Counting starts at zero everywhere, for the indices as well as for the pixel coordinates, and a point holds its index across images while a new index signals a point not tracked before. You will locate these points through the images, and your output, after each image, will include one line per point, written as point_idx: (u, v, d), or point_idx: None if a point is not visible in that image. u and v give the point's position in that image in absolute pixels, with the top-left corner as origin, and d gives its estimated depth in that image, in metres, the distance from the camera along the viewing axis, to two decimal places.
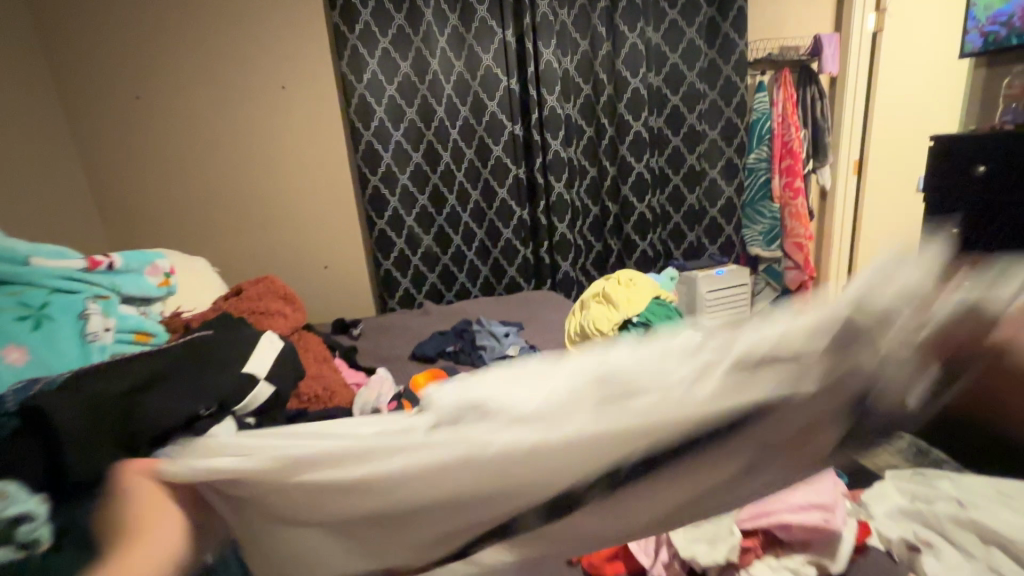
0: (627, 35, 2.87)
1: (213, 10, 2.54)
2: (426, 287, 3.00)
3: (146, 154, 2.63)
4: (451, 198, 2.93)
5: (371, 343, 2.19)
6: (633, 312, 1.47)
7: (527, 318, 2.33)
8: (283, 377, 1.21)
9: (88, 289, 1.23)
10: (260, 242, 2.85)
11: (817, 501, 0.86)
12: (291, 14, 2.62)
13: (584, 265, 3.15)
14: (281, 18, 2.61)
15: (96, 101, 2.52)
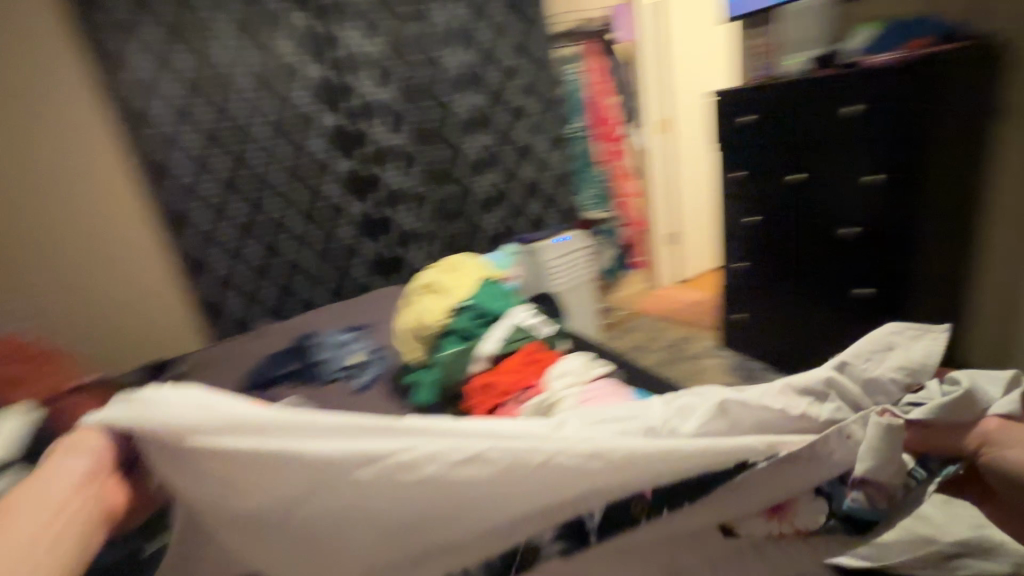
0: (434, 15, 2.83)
1: None
2: (265, 303, 2.74)
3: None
4: (274, 204, 2.65)
5: (199, 377, 1.94)
6: (462, 298, 1.45)
7: (375, 318, 2.22)
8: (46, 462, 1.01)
9: None
10: (50, 285, 2.40)
11: None
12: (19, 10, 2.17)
13: (435, 253, 3.07)
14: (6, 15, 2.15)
15: None
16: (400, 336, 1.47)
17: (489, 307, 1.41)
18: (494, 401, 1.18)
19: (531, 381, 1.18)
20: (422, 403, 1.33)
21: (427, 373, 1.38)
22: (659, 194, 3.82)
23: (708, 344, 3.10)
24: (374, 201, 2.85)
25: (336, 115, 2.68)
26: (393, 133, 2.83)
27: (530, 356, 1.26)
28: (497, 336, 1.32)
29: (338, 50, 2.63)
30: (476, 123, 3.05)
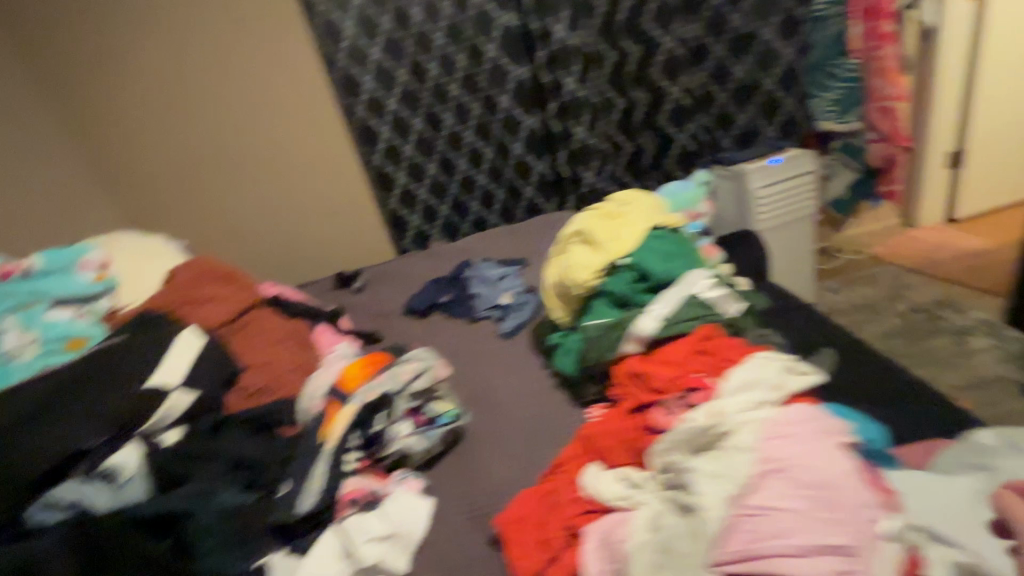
0: None
1: None
2: (441, 219, 2.72)
3: (90, 106, 2.16)
4: (450, 119, 2.50)
5: (373, 298, 2.00)
6: (620, 253, 1.12)
7: (533, 253, 2.02)
8: (210, 368, 1.06)
9: (11, 296, 1.17)
10: (245, 195, 2.40)
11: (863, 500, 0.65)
12: None
13: (613, 172, 2.70)
14: None
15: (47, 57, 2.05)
16: (546, 290, 1.24)
17: (655, 268, 1.09)
18: (648, 398, 0.94)
19: (698, 381, 0.90)
20: (560, 371, 1.18)
21: (572, 340, 1.18)
22: (950, 92, 2.66)
23: (984, 317, 2.18)
24: (548, 111, 2.54)
25: (512, 13, 2.35)
26: (573, 31, 2.40)
27: (701, 345, 0.97)
28: (661, 310, 1.02)
29: None
30: (675, 10, 2.43)
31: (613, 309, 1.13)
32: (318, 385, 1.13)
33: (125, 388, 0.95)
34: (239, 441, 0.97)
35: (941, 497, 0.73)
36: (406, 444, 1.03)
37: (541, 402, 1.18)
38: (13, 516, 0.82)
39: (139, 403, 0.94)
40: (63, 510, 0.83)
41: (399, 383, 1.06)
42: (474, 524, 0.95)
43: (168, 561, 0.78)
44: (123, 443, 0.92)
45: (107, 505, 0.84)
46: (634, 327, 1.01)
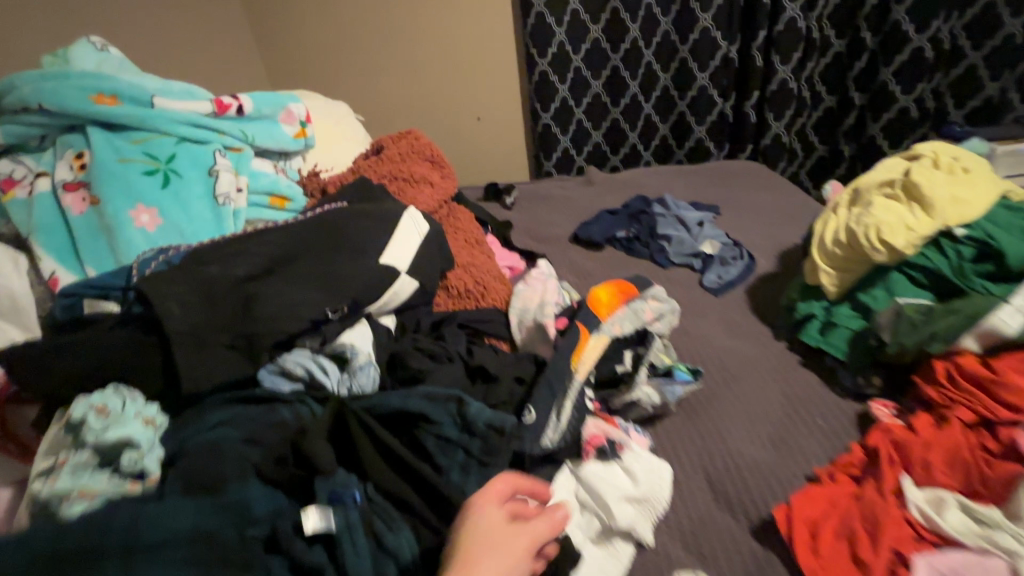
0: None
1: None
2: (588, 149, 2.23)
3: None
4: (633, 24, 1.96)
5: (527, 216, 1.79)
6: (960, 219, 0.86)
7: (719, 199, 1.72)
8: (429, 262, 0.93)
9: (217, 139, 1.04)
10: (399, 78, 2.12)
11: None
12: None
13: (804, 126, 2.17)
14: None
15: None
16: (816, 244, 1.01)
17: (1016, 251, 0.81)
18: (1003, 412, 0.71)
19: None
20: (812, 343, 0.98)
21: (842, 312, 0.96)
22: None
23: None
24: (753, 40, 1.95)
25: None
26: None
27: None
28: None
29: None
30: None
31: (920, 287, 0.89)
32: (536, 304, 0.97)
33: (357, 265, 0.84)
34: (464, 349, 0.85)
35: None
36: (647, 392, 0.86)
37: (782, 378, 0.98)
38: (248, 376, 0.73)
39: (376, 284, 0.84)
40: (293, 382, 0.74)
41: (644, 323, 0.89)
42: (723, 506, 0.79)
43: (415, 462, 0.66)
44: (355, 322, 0.81)
45: (339, 387, 0.74)
46: (990, 321, 0.76)
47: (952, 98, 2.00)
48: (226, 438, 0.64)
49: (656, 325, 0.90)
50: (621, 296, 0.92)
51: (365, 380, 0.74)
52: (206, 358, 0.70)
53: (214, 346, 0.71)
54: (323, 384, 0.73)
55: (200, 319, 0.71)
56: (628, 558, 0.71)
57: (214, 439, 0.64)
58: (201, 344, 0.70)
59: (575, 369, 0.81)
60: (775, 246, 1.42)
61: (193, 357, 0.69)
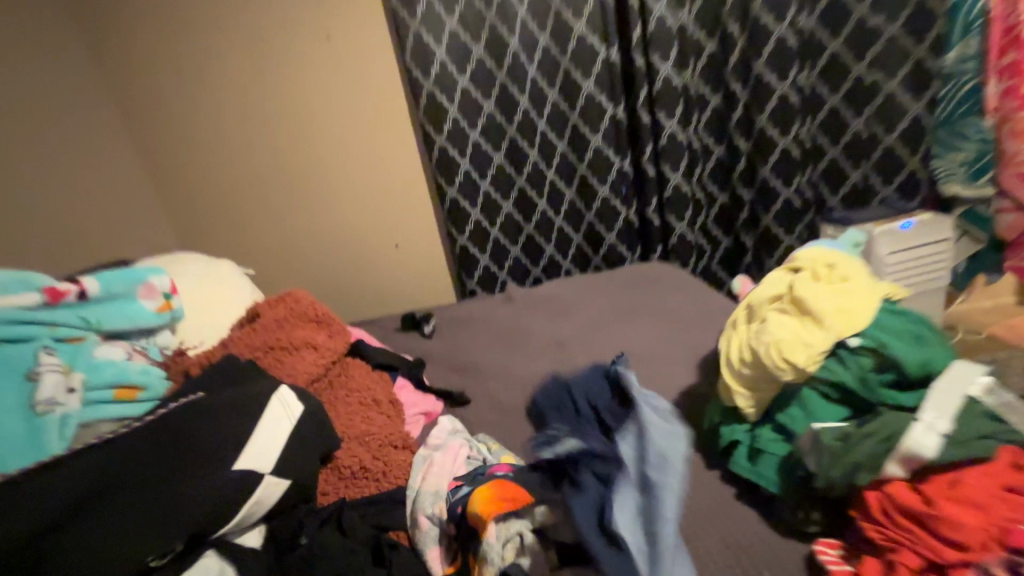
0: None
1: None
2: (507, 264, 2.32)
3: (131, 85, 1.97)
4: (532, 150, 2.17)
5: (449, 344, 1.69)
6: (849, 328, 0.84)
7: (635, 307, 1.72)
8: (306, 452, 0.81)
9: (47, 332, 0.89)
10: (297, 204, 2.17)
11: None
12: None
13: (705, 223, 2.37)
14: None
15: (129, 53, 1.93)
16: (726, 367, 0.96)
17: (903, 355, 0.80)
18: (946, 552, 0.64)
19: None
20: (743, 473, 0.89)
21: (766, 436, 0.89)
22: None
23: None
24: (642, 154, 2.21)
25: (615, 48, 2.06)
26: (680, 69, 2.10)
27: (1014, 481, 0.67)
28: (941, 423, 0.72)
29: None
30: (794, 54, 2.07)
31: (786, 438, 0.88)
32: (432, 478, 0.87)
33: (205, 479, 0.70)
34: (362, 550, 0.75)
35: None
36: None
37: (721, 523, 0.88)
38: None
39: (190, 502, 0.68)
40: None
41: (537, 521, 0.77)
42: None
43: None
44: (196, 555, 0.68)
45: None
46: (910, 446, 0.70)
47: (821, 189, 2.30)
48: None
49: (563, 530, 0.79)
50: (508, 501, 0.76)
51: None
52: None
53: None
54: None
55: None
56: None
57: None
58: None
59: None
60: (694, 354, 1.41)
61: None
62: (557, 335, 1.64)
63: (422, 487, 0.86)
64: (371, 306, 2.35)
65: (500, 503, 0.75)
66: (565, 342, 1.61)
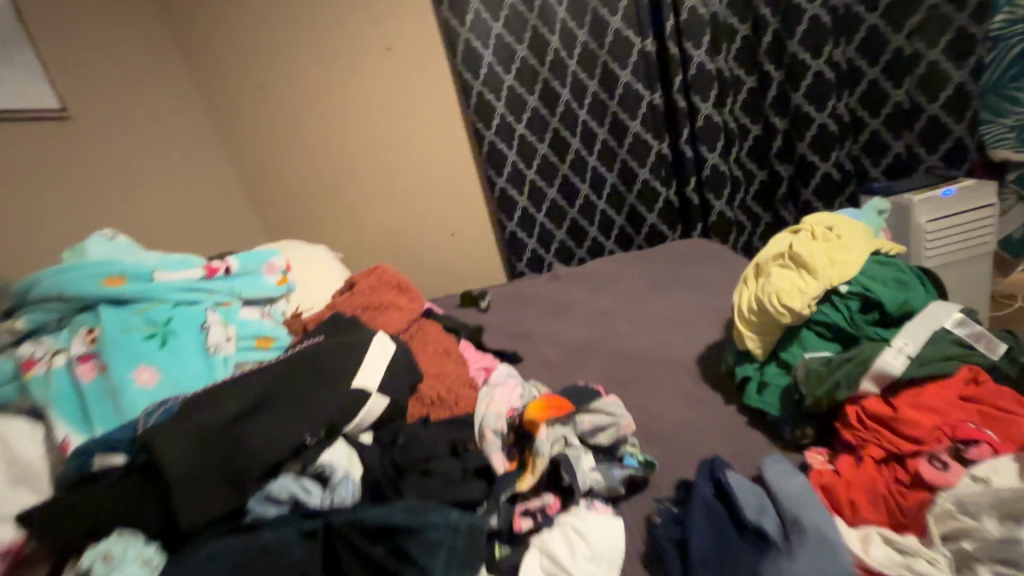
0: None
1: None
2: (554, 246, 2.53)
3: (230, 103, 2.33)
4: (575, 139, 2.36)
5: (503, 315, 1.93)
6: (839, 277, 1.00)
7: (670, 279, 1.89)
8: (398, 381, 1.06)
9: (207, 298, 1.19)
10: (366, 200, 2.46)
11: None
12: None
13: (744, 201, 2.45)
14: None
15: (230, 77, 2.30)
16: (736, 314, 1.13)
17: (886, 298, 0.96)
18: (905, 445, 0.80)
19: (980, 433, 0.76)
20: (750, 401, 1.07)
21: (771, 370, 1.06)
22: None
23: None
24: (678, 137, 2.34)
25: (649, 39, 2.21)
26: (712, 54, 2.21)
27: (967, 391, 0.82)
28: (909, 346, 0.88)
29: None
30: (828, 30, 2.12)
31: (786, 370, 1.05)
32: (495, 402, 1.09)
33: (334, 393, 0.95)
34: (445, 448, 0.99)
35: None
36: (595, 478, 0.94)
37: (731, 442, 1.06)
38: (238, 507, 0.81)
39: (326, 407, 0.92)
40: (278, 506, 0.83)
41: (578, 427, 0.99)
42: None
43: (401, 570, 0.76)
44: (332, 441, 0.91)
45: (320, 505, 0.83)
46: (880, 364, 0.87)
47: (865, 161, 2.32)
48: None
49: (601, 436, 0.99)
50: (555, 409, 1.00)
51: (346, 492, 0.85)
52: (205, 497, 0.78)
53: (214, 487, 0.79)
54: (307, 505, 0.83)
55: (196, 464, 0.80)
56: None
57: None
58: (202, 487, 0.79)
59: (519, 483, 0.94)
60: (723, 316, 1.57)
61: (191, 498, 0.78)
62: (599, 304, 1.84)
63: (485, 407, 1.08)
64: (430, 289, 2.62)
65: (548, 410, 1.00)
66: (606, 310, 1.80)
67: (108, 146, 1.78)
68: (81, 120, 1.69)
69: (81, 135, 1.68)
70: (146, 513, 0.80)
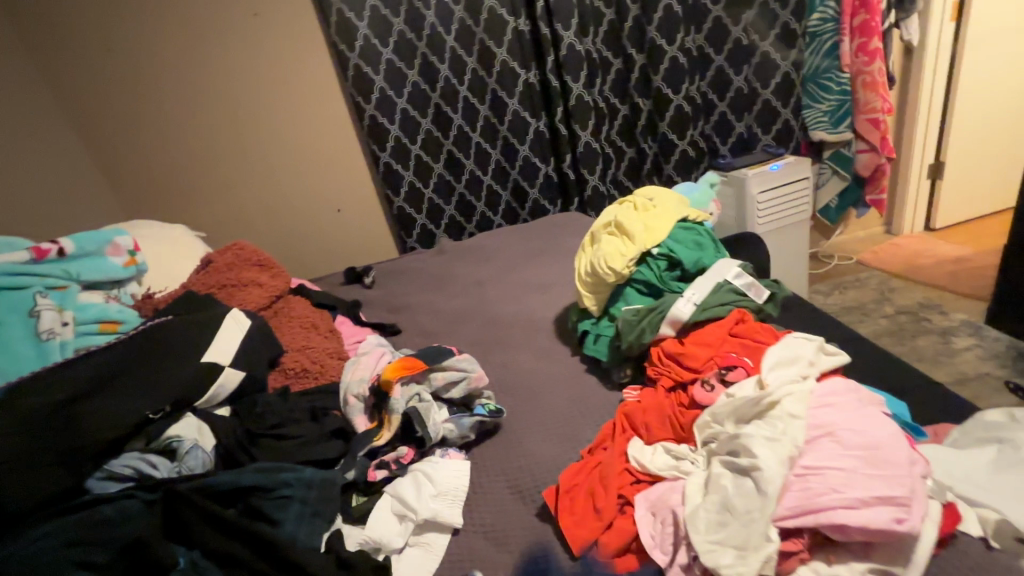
0: None
1: None
2: (443, 222, 2.58)
3: (64, 68, 2.04)
4: (457, 115, 2.40)
5: (385, 290, 1.96)
6: (653, 241, 1.18)
7: (545, 248, 2.03)
8: (254, 355, 1.08)
9: (37, 282, 1.11)
10: (243, 178, 2.33)
11: (881, 467, 0.69)
12: None
13: (616, 176, 2.60)
14: None
15: (64, 42, 2.01)
16: (575, 279, 1.28)
17: (685, 256, 1.15)
18: (686, 375, 0.98)
19: (737, 360, 0.95)
20: (589, 353, 1.22)
21: (604, 324, 1.23)
22: (924, 113, 2.45)
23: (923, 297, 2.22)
24: (555, 116, 2.46)
25: (523, 18, 2.28)
26: (582, 36, 2.31)
27: (734, 328, 1.03)
28: (695, 296, 1.09)
29: None
30: (682, 20, 2.30)
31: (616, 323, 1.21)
32: (358, 370, 1.13)
33: (183, 368, 0.96)
34: (306, 414, 1.04)
35: (955, 453, 0.80)
36: (444, 428, 1.04)
37: (572, 387, 1.21)
38: (74, 487, 0.81)
39: (174, 383, 0.93)
40: (121, 482, 0.84)
41: (430, 383, 1.09)
42: (516, 492, 0.97)
43: (243, 524, 0.80)
44: (182, 415, 0.93)
45: (166, 476, 0.85)
46: (671, 312, 1.07)
47: (718, 138, 2.53)
48: (47, 550, 0.72)
49: (452, 390, 1.09)
50: (408, 369, 1.09)
51: (194, 462, 0.88)
52: (31, 477, 0.77)
53: (40, 467, 0.79)
54: (151, 477, 0.85)
55: (20, 447, 0.78)
56: (430, 555, 0.87)
57: (43, 550, 0.72)
58: (27, 467, 0.78)
59: (377, 440, 1.03)
60: None
61: (15, 478, 0.77)
62: (477, 275, 1.93)
63: (348, 376, 1.12)
64: (321, 267, 2.56)
65: (403, 369, 1.08)
66: (485, 280, 1.90)
67: None
68: None
69: None
70: None
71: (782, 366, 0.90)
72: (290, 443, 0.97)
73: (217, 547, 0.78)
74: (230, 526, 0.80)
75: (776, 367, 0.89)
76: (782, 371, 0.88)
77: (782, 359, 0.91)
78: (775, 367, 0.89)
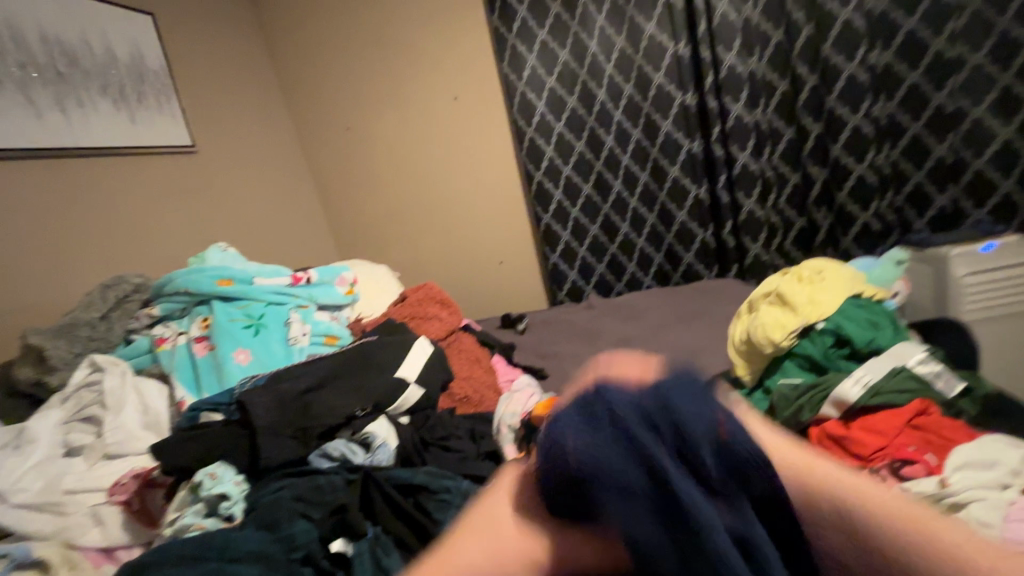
0: (842, 66, 2.15)
1: (364, 44, 2.57)
2: (594, 279, 2.71)
3: (319, 146, 2.75)
4: (617, 182, 2.55)
5: (536, 337, 2.13)
6: (818, 315, 1.13)
7: (695, 313, 2.01)
8: (430, 377, 1.28)
9: (291, 300, 1.49)
10: (427, 231, 2.78)
11: None
12: (451, 47, 2.51)
13: (782, 246, 2.48)
14: (438, 48, 2.52)
15: (322, 126, 2.71)
16: (728, 344, 1.28)
17: (856, 334, 1.09)
18: (852, 460, 0.92)
19: (915, 454, 0.87)
20: None
21: (757, 395, 1.20)
22: None
23: None
24: (717, 183, 2.45)
25: (690, 94, 2.37)
26: (751, 108, 2.30)
27: (914, 419, 0.94)
28: (868, 377, 1.01)
29: (706, 48, 2.27)
30: (869, 88, 2.15)
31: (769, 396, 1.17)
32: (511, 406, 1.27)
33: (382, 380, 1.20)
34: (466, 433, 1.20)
35: None
36: None
37: None
38: (302, 457, 1.06)
39: (375, 390, 1.17)
40: (331, 461, 1.05)
41: None
42: None
43: (415, 515, 0.96)
44: (377, 415, 1.16)
45: (362, 462, 1.06)
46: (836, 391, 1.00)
47: (912, 210, 2.28)
48: (283, 498, 0.96)
49: None
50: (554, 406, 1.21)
51: (382, 456, 1.08)
52: (279, 443, 1.04)
53: (284, 436, 1.05)
54: (352, 460, 1.06)
55: (276, 419, 1.06)
56: None
57: (279, 499, 0.96)
58: (277, 435, 1.05)
59: None
60: None
61: (268, 441, 1.04)
62: (624, 332, 1.99)
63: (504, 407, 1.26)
64: (480, 312, 2.87)
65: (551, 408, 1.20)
66: (631, 338, 1.95)
67: (229, 178, 2.20)
68: (208, 154, 2.11)
69: (205, 164, 2.07)
70: (234, 454, 1.07)
71: (973, 471, 0.80)
72: (452, 455, 1.13)
73: (392, 529, 0.95)
74: (404, 515, 0.97)
75: (967, 471, 0.80)
76: (975, 477, 0.79)
77: (974, 462, 0.81)
78: (965, 469, 0.80)
